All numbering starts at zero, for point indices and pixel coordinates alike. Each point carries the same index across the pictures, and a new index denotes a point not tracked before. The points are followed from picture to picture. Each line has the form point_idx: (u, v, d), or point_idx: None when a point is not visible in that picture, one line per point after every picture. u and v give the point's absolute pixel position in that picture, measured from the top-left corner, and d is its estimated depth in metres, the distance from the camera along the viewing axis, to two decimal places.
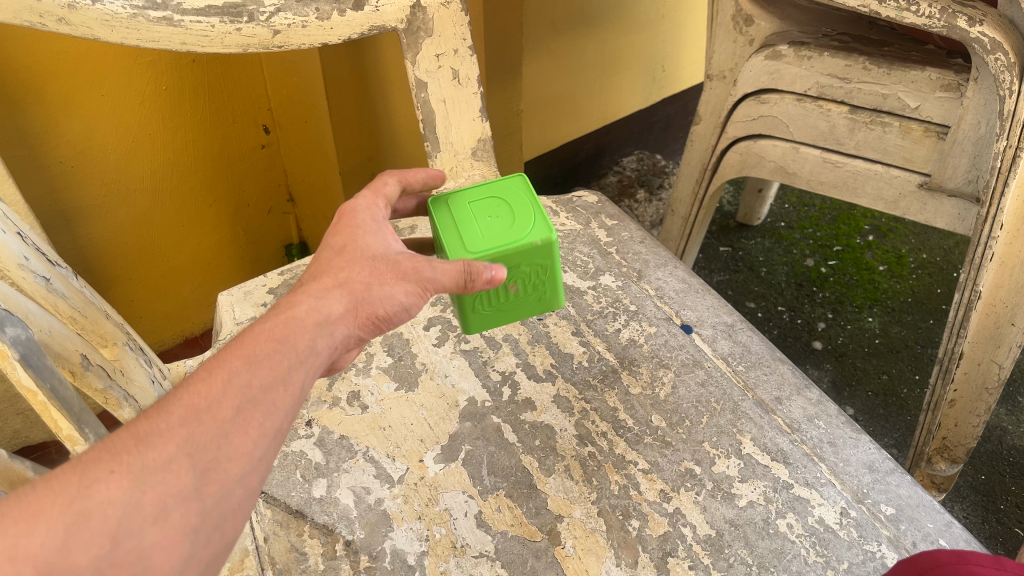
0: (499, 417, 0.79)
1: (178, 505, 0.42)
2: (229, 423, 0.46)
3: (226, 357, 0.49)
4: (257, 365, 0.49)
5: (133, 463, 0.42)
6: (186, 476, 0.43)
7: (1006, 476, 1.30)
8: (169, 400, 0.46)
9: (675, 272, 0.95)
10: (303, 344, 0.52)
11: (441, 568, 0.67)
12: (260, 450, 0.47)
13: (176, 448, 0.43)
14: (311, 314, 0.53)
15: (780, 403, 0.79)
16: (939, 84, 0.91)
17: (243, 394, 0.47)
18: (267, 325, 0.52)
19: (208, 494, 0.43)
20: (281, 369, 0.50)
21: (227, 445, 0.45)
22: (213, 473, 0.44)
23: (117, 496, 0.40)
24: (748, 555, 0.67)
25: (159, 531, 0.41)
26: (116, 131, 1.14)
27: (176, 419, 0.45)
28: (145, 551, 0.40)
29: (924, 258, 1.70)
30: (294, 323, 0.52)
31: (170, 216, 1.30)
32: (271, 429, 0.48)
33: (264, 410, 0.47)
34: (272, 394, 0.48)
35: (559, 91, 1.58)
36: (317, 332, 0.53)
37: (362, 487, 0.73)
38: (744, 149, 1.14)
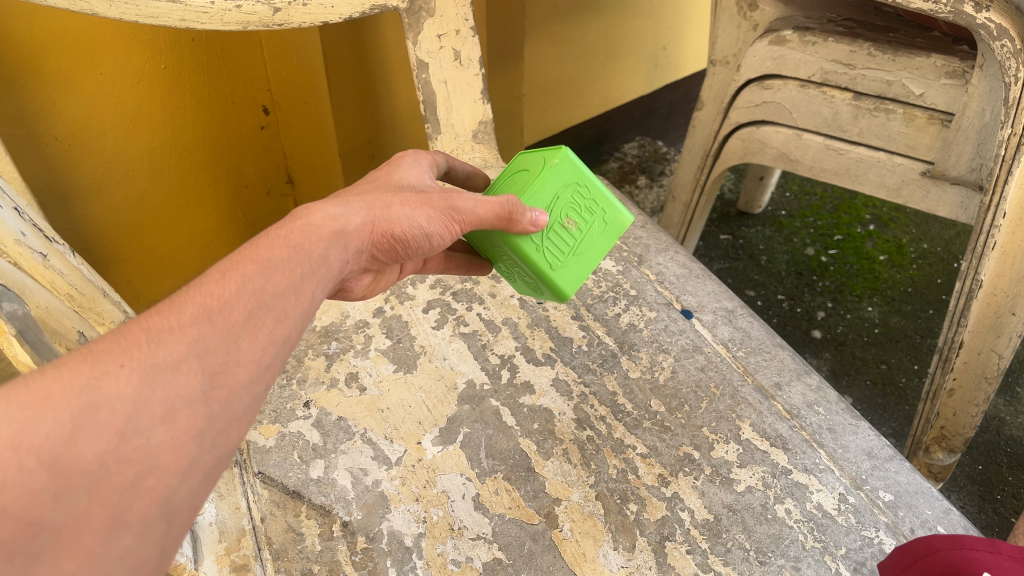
0: (498, 400, 0.78)
1: (187, 406, 0.42)
2: (240, 326, 0.47)
3: (242, 261, 0.50)
4: (271, 272, 0.50)
5: (143, 359, 0.42)
6: (196, 378, 0.43)
7: (1003, 466, 1.30)
8: (184, 295, 0.47)
9: (676, 257, 0.94)
10: (316, 253, 0.53)
11: (438, 549, 0.67)
12: (268, 358, 0.47)
13: (187, 348, 0.44)
14: (328, 224, 0.55)
15: (780, 389, 0.78)
16: (944, 71, 0.90)
17: (256, 300, 0.48)
18: (284, 231, 0.53)
19: (215, 398, 0.43)
20: (294, 278, 0.51)
21: (239, 345, 0.46)
22: (223, 378, 0.44)
23: (128, 391, 0.41)
24: (746, 539, 0.67)
25: (166, 432, 0.41)
26: (115, 109, 1.14)
27: (189, 317, 0.45)
28: (152, 451, 0.40)
29: (925, 248, 1.69)
30: (309, 232, 0.54)
31: (169, 196, 1.30)
32: (281, 335, 0.49)
33: (274, 317, 0.48)
34: (283, 300, 0.49)
35: (561, 76, 1.57)
36: (332, 242, 0.54)
37: (360, 469, 0.73)
38: (746, 134, 1.14)
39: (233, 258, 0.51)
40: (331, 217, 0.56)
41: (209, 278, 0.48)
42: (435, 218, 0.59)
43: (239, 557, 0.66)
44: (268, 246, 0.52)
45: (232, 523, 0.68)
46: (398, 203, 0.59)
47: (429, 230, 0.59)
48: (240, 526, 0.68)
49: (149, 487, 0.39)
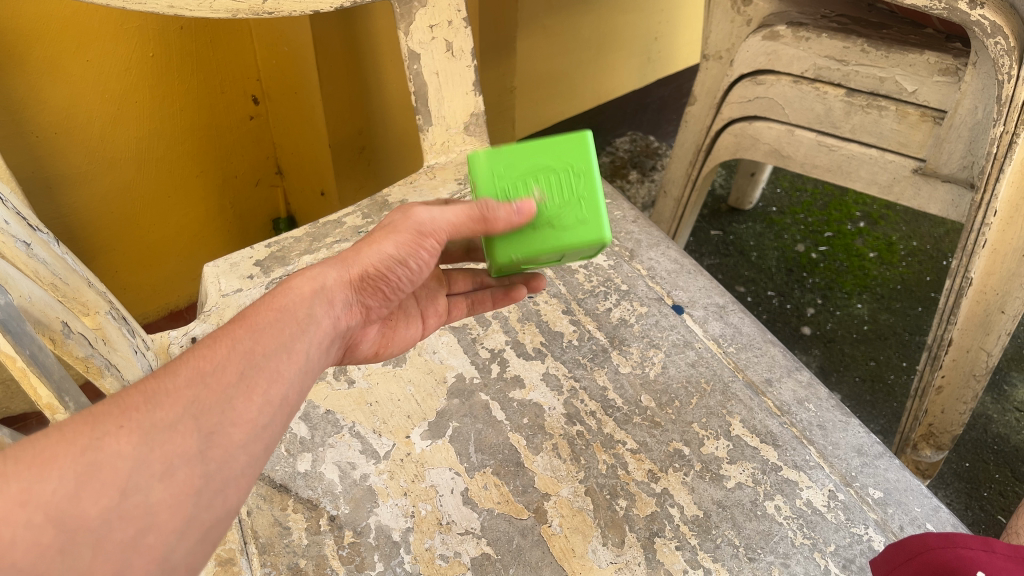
0: (488, 394, 0.78)
1: (184, 466, 0.42)
2: (234, 387, 0.47)
3: (232, 328, 0.51)
4: (261, 333, 0.51)
5: (141, 420, 0.42)
6: (192, 437, 0.43)
7: (990, 464, 1.31)
8: (177, 362, 0.47)
9: (668, 252, 0.94)
10: (302, 311, 0.54)
11: (426, 544, 0.66)
12: (264, 418, 0.47)
13: (183, 409, 0.44)
14: (307, 284, 0.56)
15: (771, 385, 0.78)
16: (937, 68, 0.90)
17: (246, 361, 0.49)
18: (267, 298, 0.54)
19: (212, 458, 0.44)
20: (282, 337, 0.51)
21: (235, 403, 0.46)
22: (218, 438, 0.44)
23: (127, 449, 0.41)
24: (736, 536, 0.66)
25: (165, 489, 0.41)
26: (101, 99, 1.12)
27: (184, 379, 0.46)
28: (151, 508, 0.40)
29: (914, 246, 1.70)
30: (291, 294, 0.55)
31: (157, 187, 1.28)
32: (276, 396, 0.49)
33: (267, 377, 0.49)
34: (275, 359, 0.50)
35: (553, 69, 1.56)
36: (313, 295, 0.56)
37: (348, 463, 0.72)
38: (738, 130, 1.13)
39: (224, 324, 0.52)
40: (310, 275, 0.57)
41: (200, 344, 0.49)
42: (406, 243, 0.60)
43: (225, 550, 0.66)
44: (253, 311, 0.53)
45: None
46: (369, 244, 0.60)
47: (401, 255, 0.60)
48: None
49: (149, 545, 0.40)
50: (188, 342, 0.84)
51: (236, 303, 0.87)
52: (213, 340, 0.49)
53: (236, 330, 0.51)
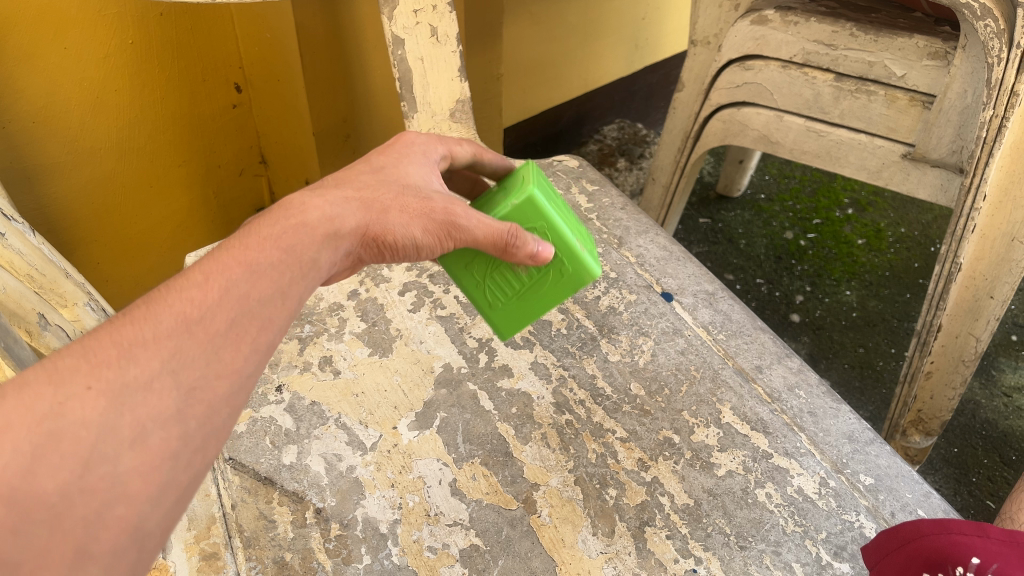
0: (475, 383, 0.77)
1: (158, 428, 0.40)
2: (222, 336, 0.44)
3: (226, 262, 0.47)
4: (257, 276, 0.47)
5: (112, 379, 0.40)
6: (170, 396, 0.41)
7: (978, 449, 1.31)
8: (162, 300, 0.44)
9: (656, 239, 0.93)
10: (308, 256, 0.51)
11: (414, 536, 0.65)
12: (250, 366, 0.45)
13: (162, 362, 0.42)
14: (321, 220, 0.53)
15: (760, 372, 0.78)
16: (927, 51, 0.89)
17: (238, 307, 0.46)
18: (273, 229, 0.51)
19: (192, 415, 0.42)
20: (280, 283, 0.48)
21: (225, 353, 0.44)
22: (200, 392, 0.42)
23: (94, 416, 0.39)
24: (726, 525, 0.66)
25: (135, 458, 0.39)
26: (79, 86, 1.10)
27: (166, 329, 0.43)
28: (120, 477, 0.38)
29: (903, 232, 1.69)
30: (304, 231, 0.51)
31: (138, 175, 1.27)
32: (264, 342, 0.46)
33: (257, 325, 0.46)
34: (268, 307, 0.47)
35: (538, 56, 1.55)
36: (323, 241, 0.52)
37: (334, 454, 0.71)
38: (727, 116, 1.13)
39: (214, 258, 0.48)
40: (326, 213, 0.53)
41: (189, 283, 0.45)
42: (433, 230, 0.57)
43: (208, 545, 0.65)
44: (252, 240, 0.49)
45: (201, 512, 0.67)
46: (400, 210, 0.57)
47: (425, 238, 0.57)
48: (210, 513, 0.67)
49: (116, 517, 0.38)
50: None
51: None
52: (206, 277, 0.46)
53: (231, 265, 0.47)
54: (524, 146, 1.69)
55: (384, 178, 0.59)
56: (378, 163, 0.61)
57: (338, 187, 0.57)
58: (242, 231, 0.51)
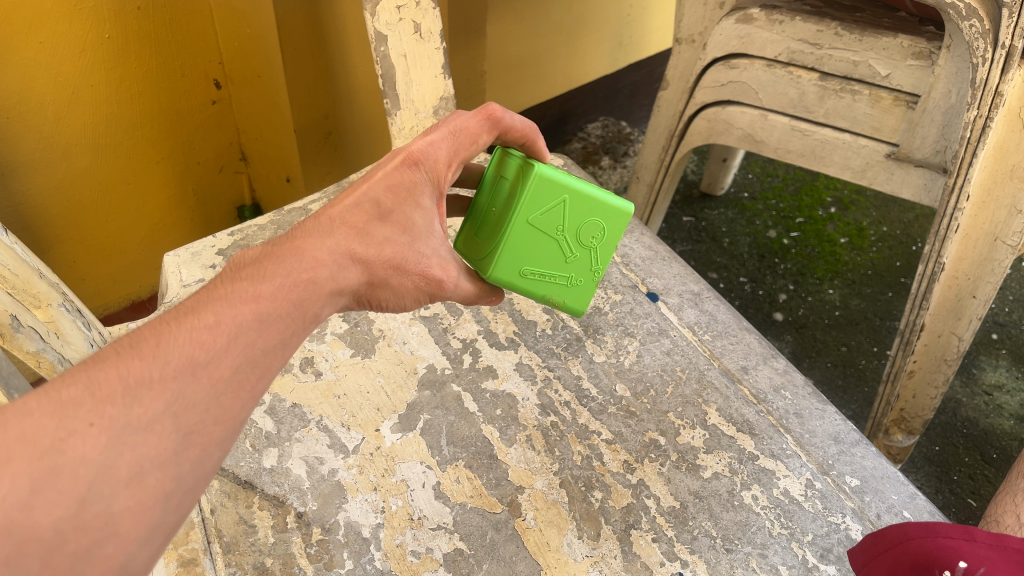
0: (459, 385, 0.76)
1: (156, 470, 0.38)
2: (228, 383, 0.41)
3: (236, 302, 0.44)
4: (267, 323, 0.44)
5: (114, 418, 0.37)
6: (170, 438, 0.38)
7: (959, 447, 1.32)
8: (171, 335, 0.41)
9: (642, 239, 0.92)
10: (315, 307, 0.47)
11: (397, 540, 0.64)
12: (248, 415, 0.42)
13: (165, 405, 0.39)
14: (326, 259, 0.49)
15: (746, 372, 0.77)
16: (911, 51, 0.89)
17: (245, 354, 0.43)
18: (285, 274, 0.47)
19: (188, 459, 0.39)
20: (288, 332, 0.45)
21: (225, 405, 0.41)
22: (197, 437, 0.39)
23: (94, 453, 0.36)
24: (713, 527, 0.65)
25: (131, 497, 0.37)
26: (55, 81, 1.08)
27: (171, 370, 0.40)
28: (113, 517, 0.36)
29: (884, 231, 1.70)
30: (312, 285, 0.47)
31: (116, 173, 1.25)
32: (265, 393, 0.43)
33: (261, 374, 0.43)
34: (274, 356, 0.44)
35: (521, 52, 1.54)
36: (331, 293, 0.48)
37: (316, 458, 0.70)
38: (712, 115, 1.12)
39: (228, 290, 0.45)
40: (333, 265, 0.49)
41: (199, 322, 0.42)
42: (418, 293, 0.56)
43: (188, 550, 0.63)
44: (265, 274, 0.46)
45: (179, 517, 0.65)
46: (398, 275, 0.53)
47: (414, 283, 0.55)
48: (189, 518, 0.65)
49: (106, 556, 0.36)
50: None
51: None
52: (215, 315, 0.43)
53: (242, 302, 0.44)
54: None
55: (396, 229, 0.53)
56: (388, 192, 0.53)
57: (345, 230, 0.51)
58: (256, 262, 0.47)
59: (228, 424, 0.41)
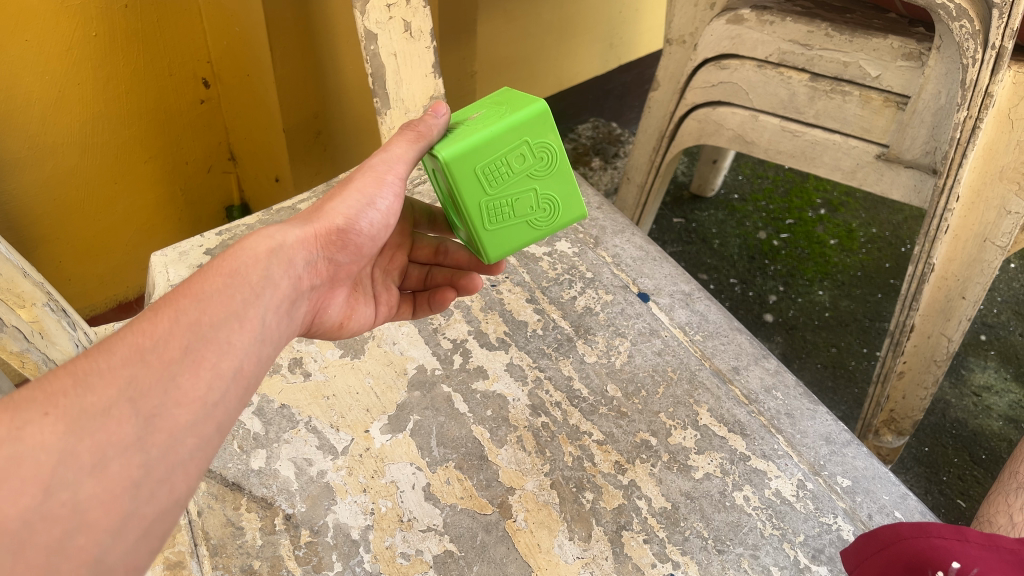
0: (450, 386, 0.75)
1: (119, 455, 0.40)
2: (179, 363, 0.44)
3: (175, 296, 0.48)
4: (207, 302, 0.48)
5: (69, 406, 0.40)
6: (128, 421, 0.41)
7: (949, 448, 1.32)
8: (116, 335, 0.45)
9: (633, 239, 0.92)
10: (255, 274, 0.52)
11: (386, 543, 0.64)
12: (213, 394, 0.45)
13: (118, 391, 0.42)
14: (262, 244, 0.54)
15: (737, 373, 0.77)
16: (901, 52, 0.90)
17: (193, 333, 0.46)
18: (217, 263, 0.51)
19: (153, 443, 0.42)
20: (232, 306, 0.49)
21: (181, 384, 0.44)
22: (159, 421, 0.42)
23: (51, 441, 0.39)
24: (704, 528, 0.65)
25: (96, 484, 0.39)
26: (41, 81, 1.07)
27: (120, 358, 0.43)
28: (81, 504, 0.38)
29: (874, 233, 1.71)
30: (244, 256, 0.52)
31: (104, 174, 1.24)
32: (227, 369, 0.46)
33: (215, 351, 0.46)
34: (224, 331, 0.47)
35: (511, 53, 1.53)
36: (270, 261, 0.53)
37: (304, 459, 0.69)
38: (702, 116, 1.12)
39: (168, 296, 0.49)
40: (266, 237, 0.55)
41: (141, 317, 0.46)
42: (367, 186, 0.61)
43: (174, 553, 0.62)
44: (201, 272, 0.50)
45: None
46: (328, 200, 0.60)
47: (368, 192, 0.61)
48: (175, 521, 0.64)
49: (78, 548, 0.38)
50: None
51: None
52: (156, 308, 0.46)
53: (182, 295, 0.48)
54: None
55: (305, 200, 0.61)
56: None
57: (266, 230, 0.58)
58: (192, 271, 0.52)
59: (187, 401, 0.44)
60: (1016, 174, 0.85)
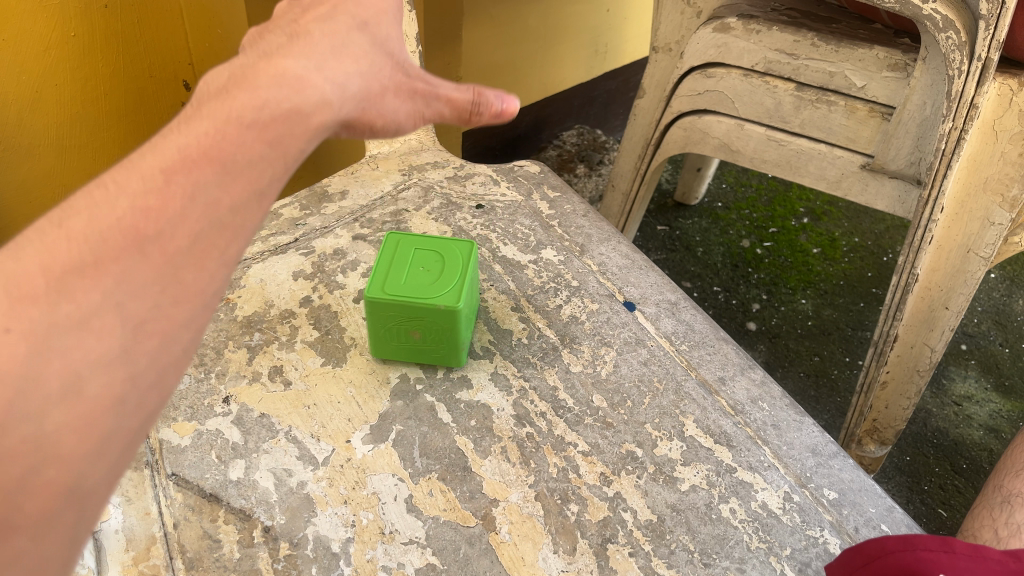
0: (433, 396, 0.74)
1: (96, 374, 0.38)
2: (184, 255, 0.41)
3: (192, 158, 0.43)
4: (230, 180, 0.43)
5: (37, 319, 0.37)
6: (113, 334, 0.38)
7: (930, 457, 1.32)
8: (111, 210, 0.40)
9: (618, 247, 0.91)
10: (287, 151, 0.46)
11: (368, 556, 0.63)
12: (213, 286, 0.42)
13: (105, 295, 0.38)
14: (306, 107, 0.48)
15: (723, 384, 0.76)
16: (887, 63, 0.90)
17: (208, 217, 0.42)
18: (249, 117, 0.45)
19: (139, 352, 0.39)
20: (253, 186, 0.44)
21: (184, 283, 0.41)
22: (150, 324, 0.40)
23: (13, 369, 0.35)
24: (690, 541, 0.64)
25: (66, 413, 0.36)
26: (18, 81, 1.05)
27: (115, 249, 0.39)
28: (47, 438, 0.36)
29: (856, 241, 1.71)
30: (285, 124, 0.46)
31: (82, 176, 1.22)
32: (232, 256, 0.44)
33: (227, 235, 0.43)
34: (240, 216, 0.43)
35: (495, 58, 1.53)
36: (303, 138, 0.47)
37: (284, 470, 0.68)
38: (688, 124, 1.12)
39: (180, 142, 0.43)
40: (316, 100, 0.49)
41: (148, 185, 0.41)
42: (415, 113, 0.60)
43: (148, 567, 0.61)
44: (214, 119, 0.45)
45: (141, 532, 0.63)
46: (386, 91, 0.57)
47: (407, 123, 0.60)
48: (150, 533, 0.63)
49: (47, 480, 0.36)
50: None
51: None
52: (162, 175, 0.41)
53: (194, 159, 0.42)
54: (482, 151, 1.66)
55: (353, 43, 0.54)
56: (359, 13, 0.57)
57: (302, 51, 0.51)
58: (214, 105, 0.46)
59: (182, 302, 0.41)
60: (1000, 185, 0.85)
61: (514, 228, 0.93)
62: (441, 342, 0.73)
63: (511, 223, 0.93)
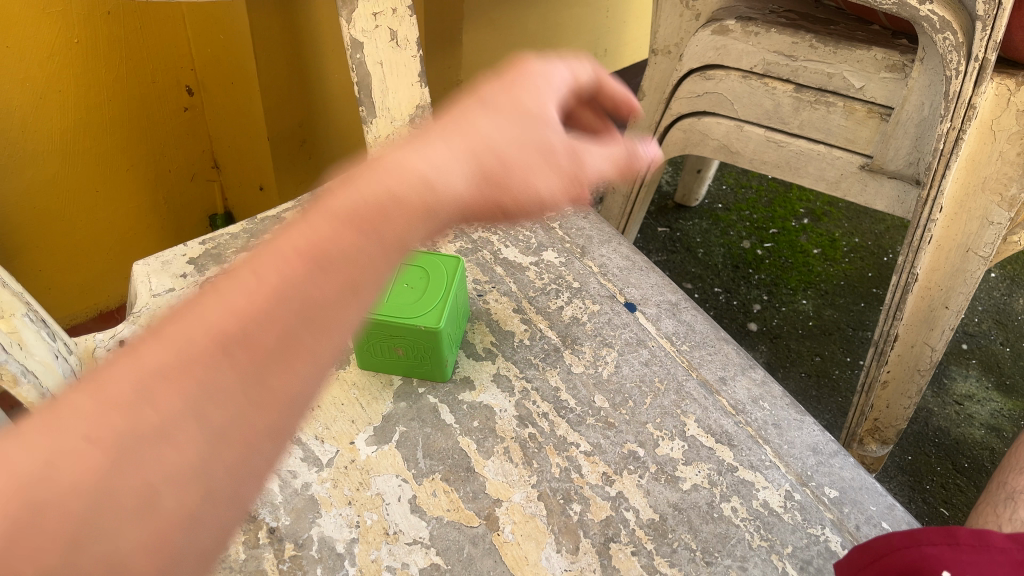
0: (436, 397, 0.75)
1: (173, 490, 0.39)
2: (267, 366, 0.42)
3: (286, 256, 0.44)
4: (321, 278, 0.44)
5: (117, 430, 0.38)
6: (193, 442, 0.39)
7: (931, 457, 1.33)
8: (207, 315, 0.42)
9: (619, 249, 0.91)
10: (377, 247, 0.47)
11: (372, 556, 0.63)
12: (305, 392, 0.43)
13: (182, 404, 0.40)
14: (407, 176, 0.51)
15: (724, 384, 0.77)
16: (885, 64, 0.90)
17: (293, 323, 0.43)
18: (350, 212, 0.47)
19: (223, 457, 0.40)
20: (344, 282, 0.45)
21: (274, 391, 0.42)
22: (229, 435, 0.40)
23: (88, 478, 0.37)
24: (692, 540, 0.65)
25: (148, 526, 0.38)
26: (22, 87, 1.06)
27: (204, 354, 0.41)
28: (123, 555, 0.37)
29: (856, 242, 1.72)
30: (387, 214, 0.48)
31: (85, 181, 1.22)
32: (325, 356, 0.44)
33: (315, 337, 0.43)
34: (333, 312, 0.44)
35: (495, 62, 1.54)
36: (397, 231, 0.48)
37: (289, 471, 0.68)
38: (688, 126, 1.12)
39: (278, 245, 0.46)
40: (405, 186, 0.50)
41: (242, 284, 0.43)
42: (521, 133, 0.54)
43: None
44: (321, 216, 0.47)
45: None
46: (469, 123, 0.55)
47: (552, 196, 0.55)
48: None
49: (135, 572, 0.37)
50: (116, 344, 0.78)
51: (170, 304, 0.82)
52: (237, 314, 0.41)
53: (287, 265, 0.44)
54: None
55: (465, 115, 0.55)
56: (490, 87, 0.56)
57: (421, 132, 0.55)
58: (324, 192, 0.50)
59: (264, 416, 0.41)
60: (999, 184, 0.85)
61: (515, 230, 0.93)
62: (426, 359, 0.73)
63: (512, 225, 0.94)
